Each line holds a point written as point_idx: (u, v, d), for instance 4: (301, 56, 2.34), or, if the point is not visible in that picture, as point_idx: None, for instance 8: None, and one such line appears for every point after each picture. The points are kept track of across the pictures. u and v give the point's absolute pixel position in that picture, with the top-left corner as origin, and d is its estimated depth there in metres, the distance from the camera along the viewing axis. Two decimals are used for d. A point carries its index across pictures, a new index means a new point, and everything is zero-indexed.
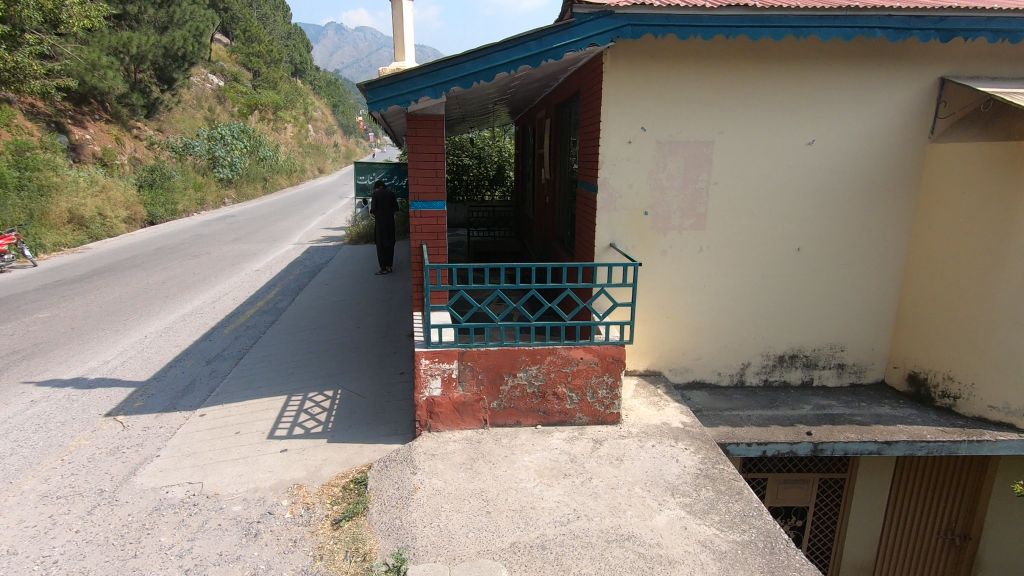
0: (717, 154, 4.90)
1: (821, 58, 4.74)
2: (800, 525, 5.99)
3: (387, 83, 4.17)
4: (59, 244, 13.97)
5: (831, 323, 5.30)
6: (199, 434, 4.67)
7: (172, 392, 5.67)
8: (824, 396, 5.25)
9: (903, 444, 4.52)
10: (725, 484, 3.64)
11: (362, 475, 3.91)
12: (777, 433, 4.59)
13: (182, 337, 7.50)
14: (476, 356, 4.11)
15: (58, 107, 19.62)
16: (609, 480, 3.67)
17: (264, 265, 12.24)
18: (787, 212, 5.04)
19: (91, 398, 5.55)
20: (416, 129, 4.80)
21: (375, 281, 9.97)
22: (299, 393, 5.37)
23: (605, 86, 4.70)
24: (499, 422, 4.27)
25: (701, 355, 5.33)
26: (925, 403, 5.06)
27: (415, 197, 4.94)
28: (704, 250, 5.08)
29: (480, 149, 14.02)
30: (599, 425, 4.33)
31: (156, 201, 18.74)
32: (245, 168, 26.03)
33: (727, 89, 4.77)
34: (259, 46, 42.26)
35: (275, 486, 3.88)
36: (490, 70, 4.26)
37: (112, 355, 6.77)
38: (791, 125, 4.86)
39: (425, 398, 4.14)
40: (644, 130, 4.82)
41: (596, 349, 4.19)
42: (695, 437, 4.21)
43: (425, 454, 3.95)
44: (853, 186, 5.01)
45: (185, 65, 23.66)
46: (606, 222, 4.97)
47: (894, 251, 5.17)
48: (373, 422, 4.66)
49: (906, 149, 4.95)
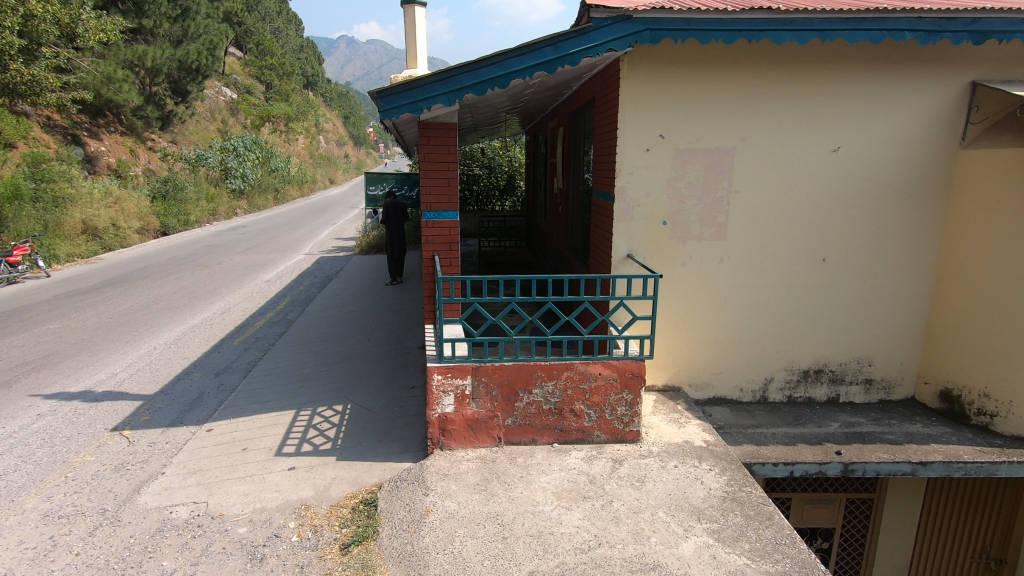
0: (739, 163, 4.74)
1: (847, 63, 4.58)
2: (826, 547, 5.71)
3: (399, 90, 4.05)
4: (73, 255, 14.05)
5: (857, 336, 5.10)
6: (205, 451, 4.55)
7: (180, 406, 5.56)
8: (851, 413, 5.04)
9: (938, 464, 4.32)
10: (754, 509, 3.44)
11: (372, 495, 3.76)
12: (805, 452, 4.40)
13: (191, 348, 7.41)
14: (490, 372, 3.96)
15: (74, 119, 19.84)
16: (631, 503, 3.48)
17: (274, 276, 12.21)
18: (811, 222, 4.86)
19: (98, 412, 5.44)
20: (428, 138, 4.68)
21: (386, 292, 9.87)
22: (308, 407, 5.24)
23: (623, 93, 4.57)
24: (513, 440, 4.10)
25: (722, 370, 5.14)
26: (959, 421, 4.84)
27: (426, 207, 4.80)
28: (725, 261, 4.91)
29: (491, 159, 13.95)
30: (617, 444, 4.16)
31: (169, 211, 18.85)
32: (257, 180, 26.18)
33: (749, 96, 4.62)
34: (273, 59, 42.91)
35: (282, 507, 3.73)
36: (504, 77, 4.14)
37: (121, 367, 6.69)
38: (816, 132, 4.70)
39: (438, 415, 3.99)
40: (663, 137, 4.68)
41: (616, 364, 4.03)
42: (719, 457, 4.03)
43: (438, 474, 3.80)
44: (881, 195, 4.83)
45: (199, 77, 23.89)
46: (623, 233, 4.82)
47: (923, 262, 4.97)
48: (383, 439, 4.50)
49: (935, 157, 4.77)
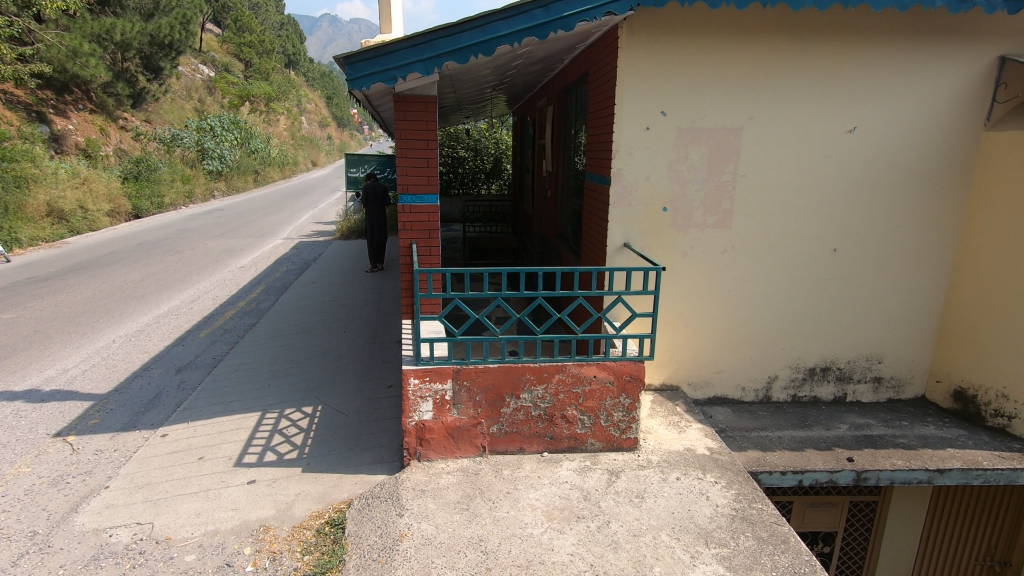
0: (746, 144, 4.33)
1: (866, 34, 4.17)
2: (828, 551, 5.42)
3: (369, 56, 3.56)
4: (37, 239, 13.33)
5: (867, 332, 4.76)
6: (156, 460, 4.10)
7: (134, 407, 5.09)
8: (859, 414, 4.72)
9: (957, 472, 4.00)
10: (767, 530, 3.09)
11: (339, 515, 3.35)
12: (814, 458, 4.05)
13: (152, 341, 6.90)
14: (473, 375, 3.55)
15: (39, 95, 18.85)
16: (630, 525, 3.11)
17: (249, 262, 11.63)
18: (821, 208, 4.48)
19: (42, 415, 4.95)
20: (404, 113, 4.20)
21: (366, 280, 9.39)
22: (275, 408, 4.79)
23: (621, 65, 4.12)
24: (499, 449, 3.71)
25: (724, 368, 4.79)
26: (974, 423, 4.53)
27: (403, 190, 4.33)
28: (730, 251, 4.52)
29: (477, 141, 13.45)
30: (613, 452, 3.78)
31: (141, 193, 18.06)
32: (235, 161, 25.32)
33: (759, 70, 4.20)
34: (252, 36, 41.67)
35: (238, 529, 3.31)
36: (489, 43, 3.66)
37: (74, 363, 6.17)
38: (830, 111, 4.31)
39: (414, 423, 3.58)
40: (664, 114, 4.25)
41: (612, 366, 3.64)
42: (725, 468, 3.66)
43: (415, 491, 3.39)
44: (897, 180, 4.45)
45: (172, 53, 22.98)
46: (619, 220, 4.40)
47: (940, 253, 4.62)
48: (355, 448, 4.08)
49: (957, 138, 4.40)
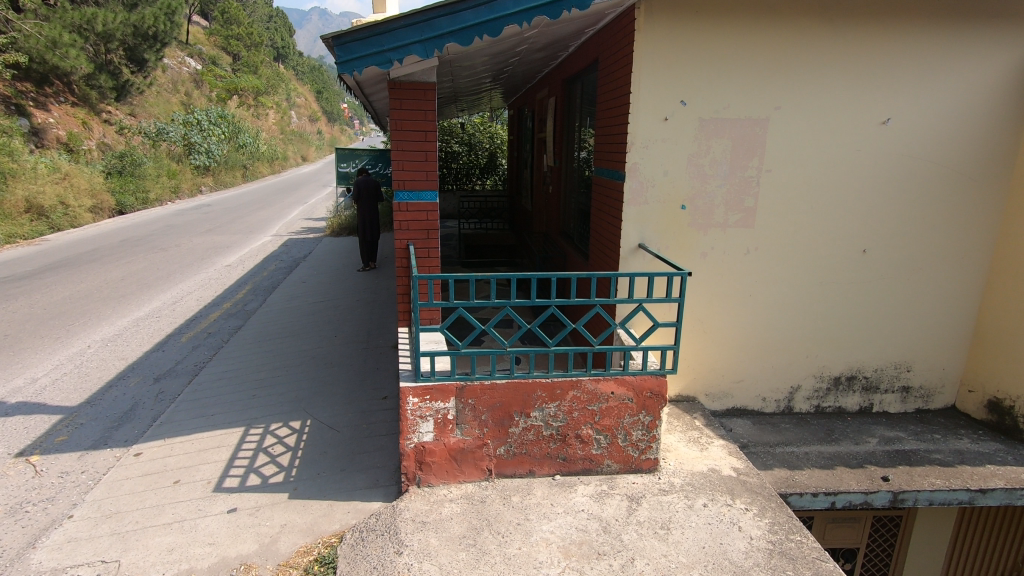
0: (774, 136, 4.00)
1: (903, 17, 3.85)
2: (848, 568, 5.07)
3: (362, 36, 3.18)
4: (15, 236, 12.80)
5: (896, 338, 4.45)
6: (127, 485, 3.71)
7: (106, 422, 4.69)
8: (888, 425, 4.41)
9: (1000, 492, 3.72)
10: (810, 567, 2.77)
11: (329, 552, 2.98)
12: (847, 478, 3.74)
13: (130, 347, 6.47)
14: (479, 393, 3.20)
15: (18, 87, 18.21)
16: (657, 563, 2.77)
17: (236, 260, 11.17)
18: (851, 206, 4.16)
19: (5, 431, 4.54)
20: (400, 101, 3.82)
21: (357, 280, 8.99)
22: (259, 423, 4.41)
23: (638, 48, 3.76)
24: (506, 472, 3.36)
25: (743, 378, 4.46)
26: (1010, 436, 4.25)
27: (399, 186, 3.96)
28: (753, 252, 4.19)
29: (471, 135, 13.03)
30: (631, 475, 3.44)
31: (125, 188, 17.48)
32: (222, 155, 24.73)
33: (788, 55, 3.86)
34: (240, 29, 40.95)
35: (215, 568, 2.95)
36: (495, 22, 3.29)
37: (44, 372, 5.75)
38: (863, 100, 3.98)
39: (413, 446, 3.22)
40: (684, 104, 3.90)
41: (630, 380, 3.30)
42: (756, 492, 3.33)
43: (414, 523, 3.03)
44: (932, 175, 4.13)
45: (156, 45, 22.41)
46: (634, 219, 4.05)
47: (976, 254, 4.31)
48: (347, 470, 3.72)
49: (996, 130, 4.08)
